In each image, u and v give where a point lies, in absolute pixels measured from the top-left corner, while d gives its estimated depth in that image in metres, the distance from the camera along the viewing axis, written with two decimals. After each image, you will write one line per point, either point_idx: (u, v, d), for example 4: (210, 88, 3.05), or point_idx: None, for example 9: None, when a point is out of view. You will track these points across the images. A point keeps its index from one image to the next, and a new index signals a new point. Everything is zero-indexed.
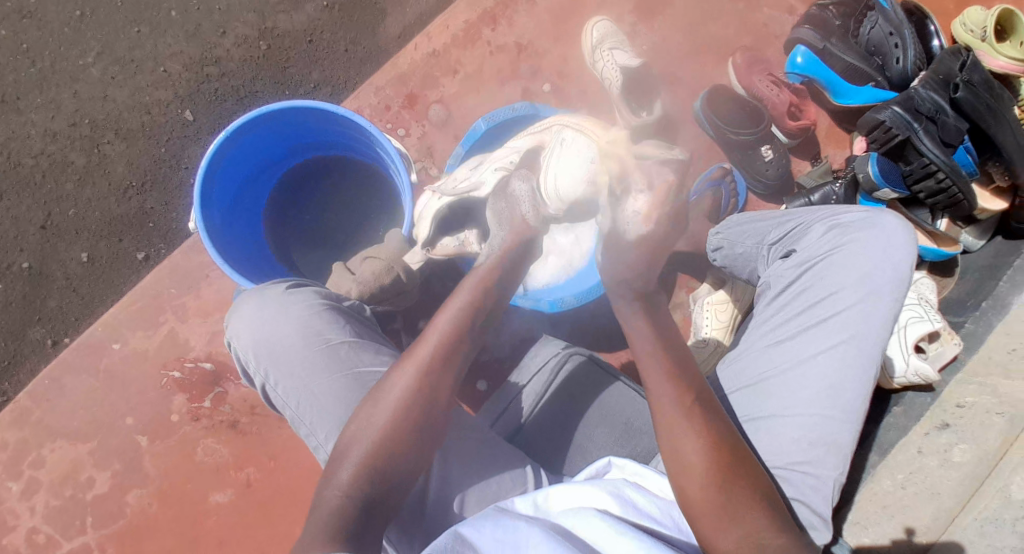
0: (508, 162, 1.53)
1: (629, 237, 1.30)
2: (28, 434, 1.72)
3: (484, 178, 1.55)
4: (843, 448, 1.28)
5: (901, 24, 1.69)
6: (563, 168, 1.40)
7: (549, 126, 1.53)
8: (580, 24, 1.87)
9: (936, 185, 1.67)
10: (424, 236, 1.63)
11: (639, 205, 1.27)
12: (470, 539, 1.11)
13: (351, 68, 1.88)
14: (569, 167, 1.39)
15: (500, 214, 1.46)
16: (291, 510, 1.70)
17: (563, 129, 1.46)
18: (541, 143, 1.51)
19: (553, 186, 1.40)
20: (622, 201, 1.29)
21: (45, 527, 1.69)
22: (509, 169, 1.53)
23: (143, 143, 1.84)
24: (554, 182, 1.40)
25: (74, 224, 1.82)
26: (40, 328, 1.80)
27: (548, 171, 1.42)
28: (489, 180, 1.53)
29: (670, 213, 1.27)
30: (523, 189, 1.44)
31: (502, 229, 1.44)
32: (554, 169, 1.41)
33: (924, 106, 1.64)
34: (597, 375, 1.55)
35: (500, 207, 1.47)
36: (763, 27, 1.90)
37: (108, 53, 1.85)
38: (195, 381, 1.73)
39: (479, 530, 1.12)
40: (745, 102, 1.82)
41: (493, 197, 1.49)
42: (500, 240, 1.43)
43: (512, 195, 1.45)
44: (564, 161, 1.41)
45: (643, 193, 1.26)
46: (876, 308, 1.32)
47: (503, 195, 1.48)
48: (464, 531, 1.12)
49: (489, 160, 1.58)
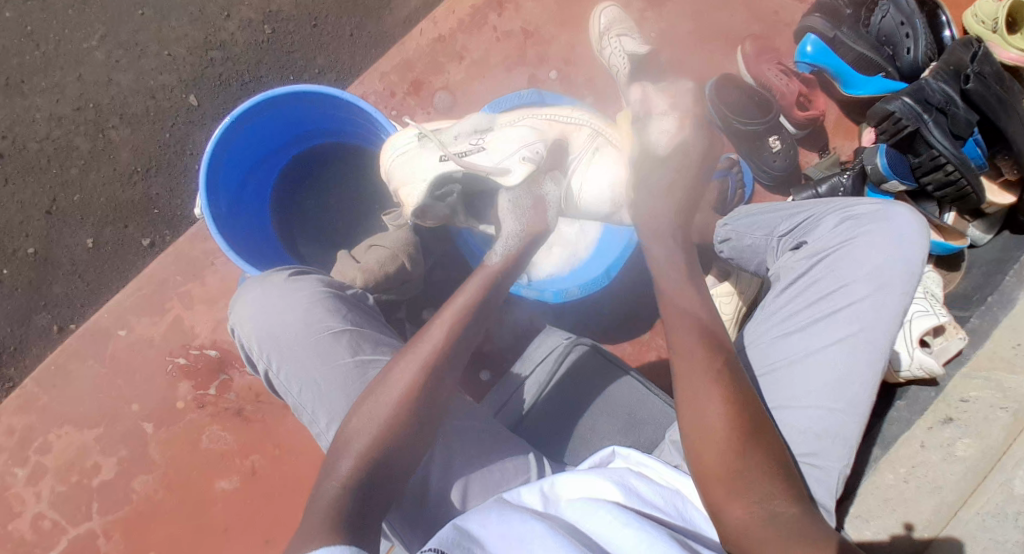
0: (536, 153, 1.44)
1: (662, 149, 1.41)
2: (34, 420, 1.72)
3: (513, 166, 1.43)
4: (849, 441, 1.28)
5: (913, 14, 1.67)
6: (590, 178, 1.48)
7: (577, 123, 1.54)
8: (588, 10, 1.85)
9: (945, 177, 1.65)
10: (421, 208, 1.47)
11: (665, 122, 1.41)
12: (474, 532, 1.11)
13: (356, 53, 1.86)
14: (597, 175, 1.48)
15: (520, 206, 1.42)
16: (294, 497, 1.71)
17: (594, 138, 1.51)
18: (564, 139, 1.51)
19: (576, 193, 1.50)
20: (648, 122, 1.42)
21: (51, 513, 1.70)
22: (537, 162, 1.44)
23: (149, 128, 1.83)
24: (578, 190, 1.49)
25: (80, 209, 1.81)
26: (45, 314, 1.80)
27: (573, 174, 1.49)
28: (517, 169, 1.43)
29: (695, 127, 1.42)
30: (553, 192, 1.47)
31: (521, 222, 1.41)
32: (580, 176, 1.49)
33: (934, 97, 1.61)
34: (600, 364, 1.55)
35: (522, 199, 1.43)
36: (773, 15, 1.87)
37: (111, 36, 1.83)
38: (200, 369, 1.74)
39: (483, 525, 1.12)
40: (753, 91, 1.78)
41: (518, 191, 1.42)
42: (519, 232, 1.40)
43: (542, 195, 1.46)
44: (590, 169, 1.49)
45: (668, 114, 1.42)
46: (887, 301, 1.32)
47: (529, 190, 1.44)
48: (468, 522, 1.13)
49: (509, 140, 1.47)
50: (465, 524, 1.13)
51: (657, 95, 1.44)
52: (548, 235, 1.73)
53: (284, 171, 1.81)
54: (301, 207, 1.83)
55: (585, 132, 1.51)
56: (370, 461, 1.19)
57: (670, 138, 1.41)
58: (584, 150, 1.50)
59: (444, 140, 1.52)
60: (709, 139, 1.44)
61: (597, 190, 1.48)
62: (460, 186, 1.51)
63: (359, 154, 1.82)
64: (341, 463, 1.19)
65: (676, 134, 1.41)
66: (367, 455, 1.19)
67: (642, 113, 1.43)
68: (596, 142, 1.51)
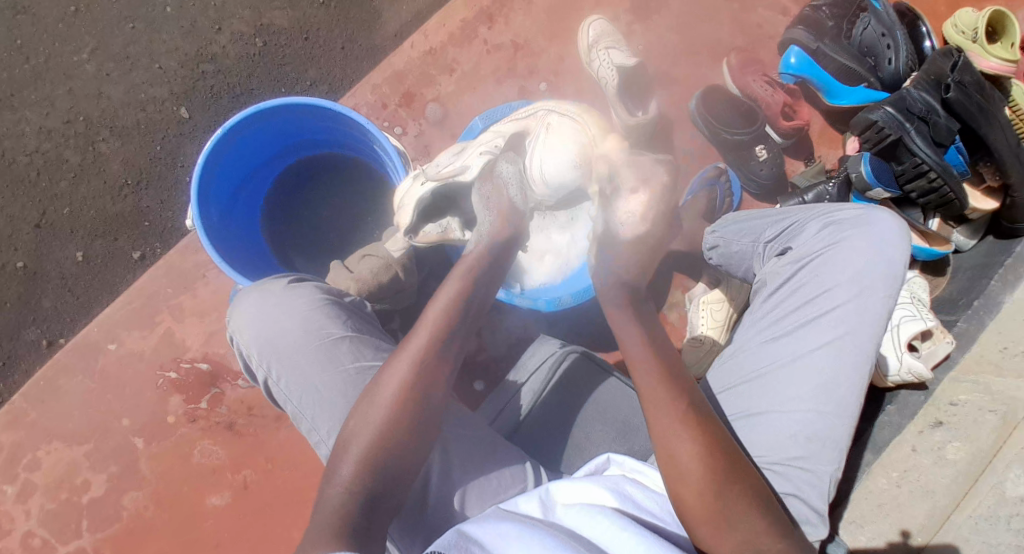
0: (494, 145, 1.50)
1: (624, 232, 1.39)
2: (22, 436, 1.70)
3: (472, 162, 1.51)
4: (839, 443, 1.30)
5: (893, 26, 1.71)
6: (545, 155, 1.43)
7: (536, 112, 1.52)
8: (577, 23, 1.88)
9: (928, 184, 1.69)
10: (407, 225, 1.53)
11: (631, 204, 1.38)
12: (474, 535, 1.10)
13: (347, 66, 1.87)
14: (551, 150, 1.42)
15: (486, 197, 1.45)
16: (288, 511, 1.69)
17: (549, 115, 1.48)
18: (527, 128, 1.49)
19: (538, 176, 1.44)
20: (614, 201, 1.39)
21: (40, 531, 1.67)
22: (496, 153, 1.50)
23: (139, 141, 1.82)
24: (539, 173, 1.44)
25: (70, 223, 1.80)
26: (35, 328, 1.78)
27: (532, 157, 1.44)
28: (474, 165, 1.50)
29: (659, 219, 1.39)
30: (510, 171, 1.44)
31: (489, 211, 1.44)
32: (539, 154, 1.43)
33: (916, 107, 1.65)
34: (592, 372, 1.55)
35: (485, 190, 1.46)
36: (757, 27, 1.91)
37: (103, 49, 1.83)
38: (192, 382, 1.72)
39: (483, 528, 1.12)
40: (738, 102, 1.83)
41: (481, 181, 1.47)
42: (488, 224, 1.44)
43: (499, 177, 1.45)
44: (547, 145, 1.43)
45: (635, 193, 1.37)
46: (871, 305, 1.34)
47: (489, 178, 1.46)
48: (467, 528, 1.12)
49: (474, 146, 1.54)
50: (467, 530, 1.12)
51: (630, 170, 1.38)
52: (537, 243, 1.71)
53: (275, 183, 1.81)
54: (293, 220, 1.83)
55: (547, 115, 1.47)
56: (366, 468, 1.18)
57: (632, 223, 1.38)
58: (538, 129, 1.47)
59: (430, 164, 1.58)
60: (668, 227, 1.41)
61: (558, 165, 1.42)
62: (446, 199, 1.56)
63: (352, 166, 1.83)
64: (337, 472, 1.18)
65: (640, 220, 1.38)
66: (364, 462, 1.18)
67: (611, 181, 1.39)
68: (549, 119, 1.47)
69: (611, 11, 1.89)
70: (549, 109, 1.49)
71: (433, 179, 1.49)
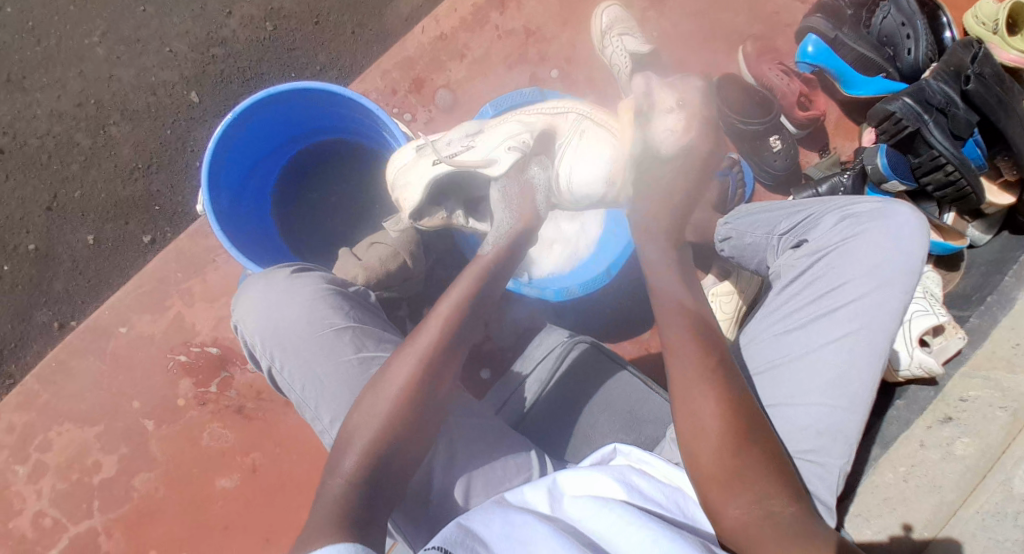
0: (522, 141, 1.44)
1: (666, 149, 1.42)
2: (35, 417, 1.72)
3: (499, 156, 1.43)
4: (849, 437, 1.29)
5: (913, 15, 1.68)
6: (578, 164, 1.45)
7: (562, 112, 1.53)
8: (590, 9, 1.85)
9: (945, 177, 1.66)
10: (413, 209, 1.48)
11: (671, 120, 1.41)
12: (479, 533, 1.11)
13: (358, 51, 1.85)
14: (584, 159, 1.45)
15: (510, 198, 1.42)
16: (295, 495, 1.71)
17: (579, 120, 1.51)
18: (555, 128, 1.50)
19: (566, 183, 1.46)
20: (653, 119, 1.42)
21: (51, 510, 1.69)
22: (525, 150, 1.44)
23: (149, 125, 1.82)
24: (568, 179, 1.45)
25: (81, 206, 1.81)
26: (46, 310, 1.79)
27: (563, 162, 1.46)
28: (503, 159, 1.42)
29: (701, 131, 1.42)
30: (540, 178, 1.46)
31: (509, 213, 1.42)
32: (569, 162, 1.45)
33: (935, 98, 1.62)
34: (602, 361, 1.55)
35: (509, 189, 1.43)
36: (774, 15, 1.88)
37: (113, 32, 1.82)
38: (202, 366, 1.73)
39: (487, 526, 1.12)
40: (754, 91, 1.79)
41: (505, 178, 1.42)
42: (507, 225, 1.41)
43: (529, 180, 1.45)
44: (579, 153, 1.45)
45: (673, 111, 1.42)
46: (888, 299, 1.32)
47: (518, 177, 1.44)
48: (470, 523, 1.13)
49: (496, 134, 1.48)
50: (469, 524, 1.12)
51: (664, 90, 1.44)
52: (547, 232, 1.74)
53: (286, 169, 1.81)
54: (302, 205, 1.82)
55: (581, 122, 1.50)
56: (372, 459, 1.19)
57: (675, 138, 1.41)
58: (569, 133, 1.49)
59: (438, 145, 1.52)
60: (713, 142, 1.44)
61: (589, 175, 1.44)
62: (454, 185, 1.50)
63: (361, 151, 1.82)
64: (343, 462, 1.19)
65: (684, 134, 1.41)
66: (370, 452, 1.19)
67: (645, 104, 1.42)
68: (581, 125, 1.50)
69: None
70: (580, 114, 1.51)
71: (448, 163, 1.43)
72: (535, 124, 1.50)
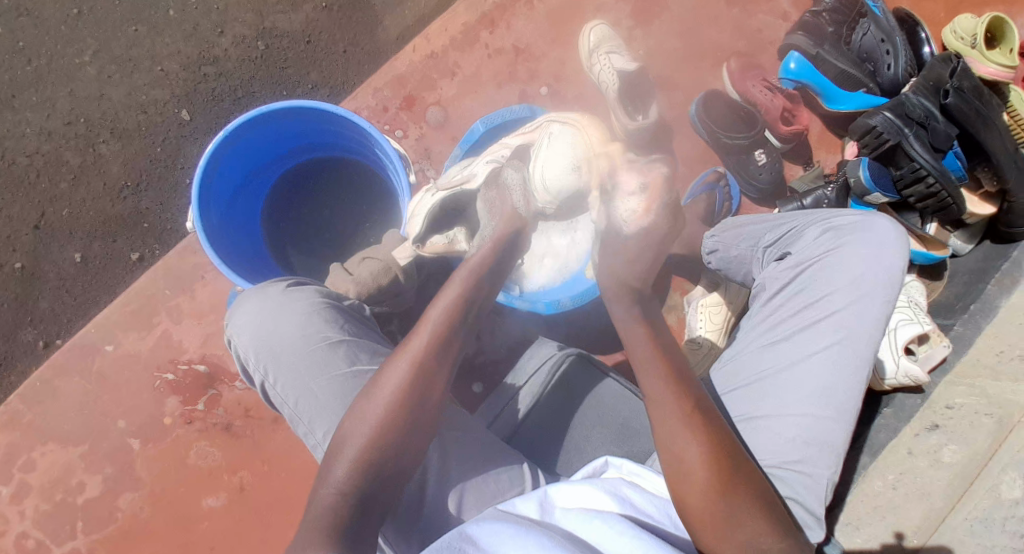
0: (498, 154, 1.54)
1: (627, 231, 1.35)
2: (18, 437, 1.69)
3: (478, 170, 1.56)
4: (836, 448, 1.30)
5: (893, 31, 1.73)
6: (547, 160, 1.42)
7: (540, 126, 1.53)
8: (579, 27, 1.88)
9: (926, 189, 1.69)
10: (415, 234, 1.58)
11: (633, 202, 1.32)
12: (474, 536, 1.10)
13: (349, 69, 1.87)
14: (553, 155, 1.41)
15: (491, 204, 1.49)
16: (284, 514, 1.68)
17: (550, 124, 1.48)
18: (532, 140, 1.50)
19: (541, 181, 1.42)
20: (614, 198, 1.34)
21: (34, 532, 1.66)
22: (501, 162, 1.54)
23: (140, 144, 1.82)
24: (542, 178, 1.42)
25: (70, 224, 1.79)
26: (31, 329, 1.77)
27: (535, 163, 1.44)
28: (480, 172, 1.55)
29: (664, 213, 1.33)
30: (514, 178, 1.46)
31: (493, 220, 1.47)
32: (540, 163, 1.43)
33: (914, 112, 1.66)
34: (589, 374, 1.54)
35: (491, 198, 1.50)
36: (758, 33, 1.92)
37: (104, 52, 1.82)
38: (189, 384, 1.71)
39: (483, 529, 1.11)
40: (738, 106, 1.84)
41: (485, 188, 1.52)
42: (490, 230, 1.46)
43: (505, 185, 1.47)
44: (550, 151, 1.42)
45: (635, 193, 1.32)
46: (870, 310, 1.34)
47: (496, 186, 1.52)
48: (469, 530, 1.11)
49: (482, 156, 1.60)
50: (466, 530, 1.11)
51: (629, 171, 1.33)
52: (538, 247, 1.73)
53: (275, 186, 1.81)
54: (291, 223, 1.82)
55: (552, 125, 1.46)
56: (366, 469, 1.17)
57: (636, 220, 1.33)
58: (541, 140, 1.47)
59: (440, 180, 1.63)
60: (677, 220, 1.35)
61: (558, 170, 1.40)
62: (453, 205, 1.62)
63: (352, 167, 1.83)
64: (335, 471, 1.17)
65: (643, 217, 1.33)
66: (362, 462, 1.18)
67: (610, 182, 1.34)
68: (551, 127, 1.47)
69: (613, 16, 1.89)
70: (553, 120, 1.49)
71: (442, 190, 1.57)
72: (514, 144, 1.55)
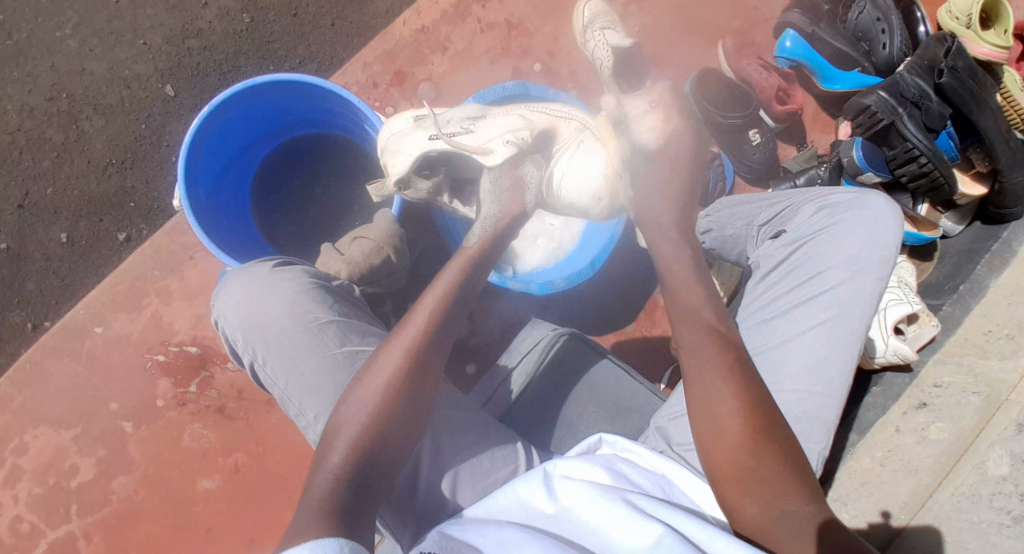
0: (520, 137, 1.43)
1: (652, 148, 1.41)
2: (9, 420, 1.68)
3: (496, 146, 1.43)
4: (827, 423, 1.31)
5: (889, 9, 1.70)
6: (570, 167, 1.45)
7: (568, 116, 1.51)
8: (571, 2, 1.85)
9: (919, 169, 1.67)
10: (398, 175, 1.47)
11: (648, 120, 1.41)
12: (471, 540, 1.12)
13: (338, 43, 1.83)
14: (577, 167, 1.44)
15: (499, 186, 1.43)
16: (279, 495, 1.68)
17: (582, 131, 1.48)
18: (557, 132, 1.49)
19: (558, 185, 1.46)
20: (629, 125, 1.42)
21: (29, 515, 1.66)
22: (521, 146, 1.43)
23: (123, 120, 1.78)
24: (559, 182, 1.46)
25: (53, 203, 1.77)
26: (18, 311, 1.75)
27: (556, 166, 1.46)
28: (500, 150, 1.42)
29: (679, 122, 1.41)
30: (535, 174, 1.46)
31: (496, 203, 1.42)
32: (563, 168, 1.45)
33: (908, 91, 1.64)
34: (583, 352, 1.54)
35: (500, 181, 1.43)
36: (752, 9, 1.90)
37: (85, 24, 1.78)
38: (181, 365, 1.70)
39: (480, 534, 1.12)
40: (734, 86, 1.81)
41: (494, 172, 1.43)
42: (493, 215, 1.42)
43: (523, 178, 1.45)
44: (574, 160, 1.45)
45: (648, 112, 1.41)
46: (862, 288, 1.33)
47: (510, 171, 1.43)
48: (460, 533, 1.14)
49: (496, 124, 1.47)
50: (459, 534, 1.13)
51: (634, 99, 1.43)
52: (533, 228, 1.77)
53: (263, 163, 1.79)
54: (276, 200, 1.80)
55: (584, 134, 1.47)
56: (364, 456, 1.17)
57: (657, 135, 1.40)
58: (568, 142, 1.48)
59: (438, 119, 1.53)
60: (693, 137, 1.43)
61: (581, 182, 1.44)
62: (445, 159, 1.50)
63: (341, 144, 1.81)
64: (333, 459, 1.17)
65: (664, 129, 1.41)
66: (359, 447, 1.18)
67: (618, 112, 1.43)
68: (582, 134, 1.48)
69: None
70: (585, 124, 1.49)
71: (444, 140, 1.44)
72: (536, 125, 1.48)
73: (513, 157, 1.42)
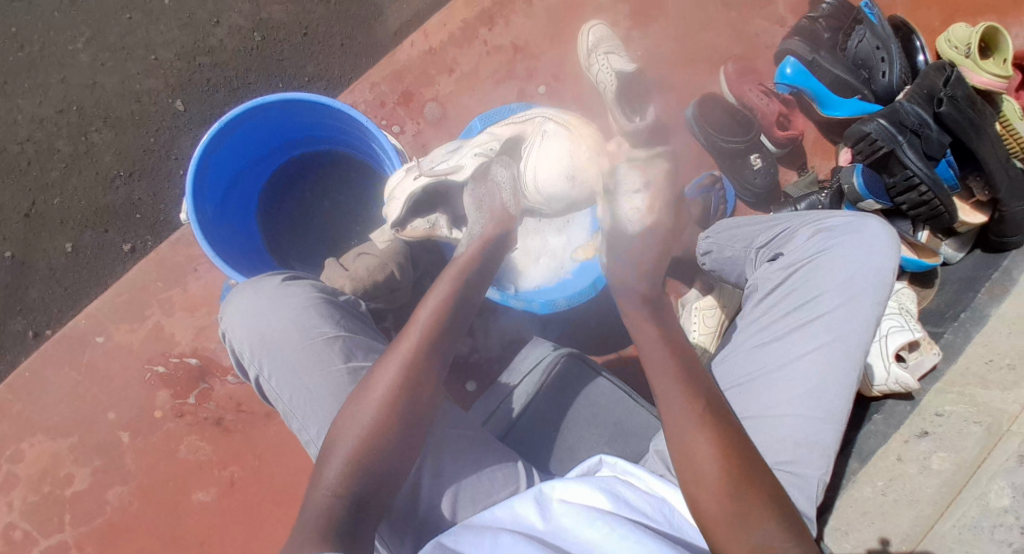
0: (488, 147, 1.49)
1: (633, 229, 1.35)
2: (6, 428, 1.68)
3: (465, 162, 1.50)
4: (826, 447, 1.29)
5: (888, 39, 1.73)
6: (541, 162, 1.41)
7: (532, 117, 1.50)
8: (575, 27, 1.89)
9: (919, 197, 1.69)
10: (395, 217, 1.57)
11: (637, 202, 1.33)
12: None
13: (346, 62, 1.86)
14: (546, 159, 1.40)
15: (479, 199, 1.47)
16: (275, 511, 1.67)
17: (543, 124, 1.45)
18: (524, 133, 1.47)
19: (533, 182, 1.42)
20: (617, 198, 1.34)
21: (22, 524, 1.65)
22: (489, 155, 1.49)
23: (132, 133, 1.80)
24: (534, 178, 1.42)
25: (60, 214, 1.78)
26: (20, 319, 1.75)
27: (527, 165, 1.43)
28: (468, 164, 1.49)
29: (666, 208, 1.34)
30: (504, 176, 1.46)
31: (481, 216, 1.46)
32: (532, 162, 1.42)
33: (908, 120, 1.66)
34: (582, 373, 1.54)
35: (479, 193, 1.48)
36: (755, 37, 1.93)
37: (98, 39, 1.81)
38: (181, 377, 1.70)
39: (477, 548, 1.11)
40: (734, 110, 1.84)
41: (472, 183, 1.49)
42: (479, 227, 1.45)
43: (493, 182, 1.46)
44: (542, 152, 1.41)
45: (639, 191, 1.32)
46: (860, 313, 1.34)
47: (483, 180, 1.48)
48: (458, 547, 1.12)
49: (468, 144, 1.53)
50: (456, 546, 1.12)
51: (631, 169, 1.33)
52: (534, 246, 1.77)
53: (273, 178, 1.81)
54: (281, 211, 1.81)
55: (546, 123, 1.44)
56: (359, 470, 1.17)
57: (640, 219, 1.34)
58: (534, 136, 1.45)
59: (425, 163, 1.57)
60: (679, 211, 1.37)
61: (552, 171, 1.39)
62: (440, 195, 1.58)
63: (347, 161, 1.83)
64: (328, 473, 1.17)
65: (647, 214, 1.34)
66: (354, 461, 1.17)
67: (611, 180, 1.35)
68: (545, 127, 1.44)
69: (611, 17, 1.90)
70: (547, 116, 1.46)
71: (425, 174, 1.50)
72: (504, 135, 1.50)
73: (482, 166, 1.48)
